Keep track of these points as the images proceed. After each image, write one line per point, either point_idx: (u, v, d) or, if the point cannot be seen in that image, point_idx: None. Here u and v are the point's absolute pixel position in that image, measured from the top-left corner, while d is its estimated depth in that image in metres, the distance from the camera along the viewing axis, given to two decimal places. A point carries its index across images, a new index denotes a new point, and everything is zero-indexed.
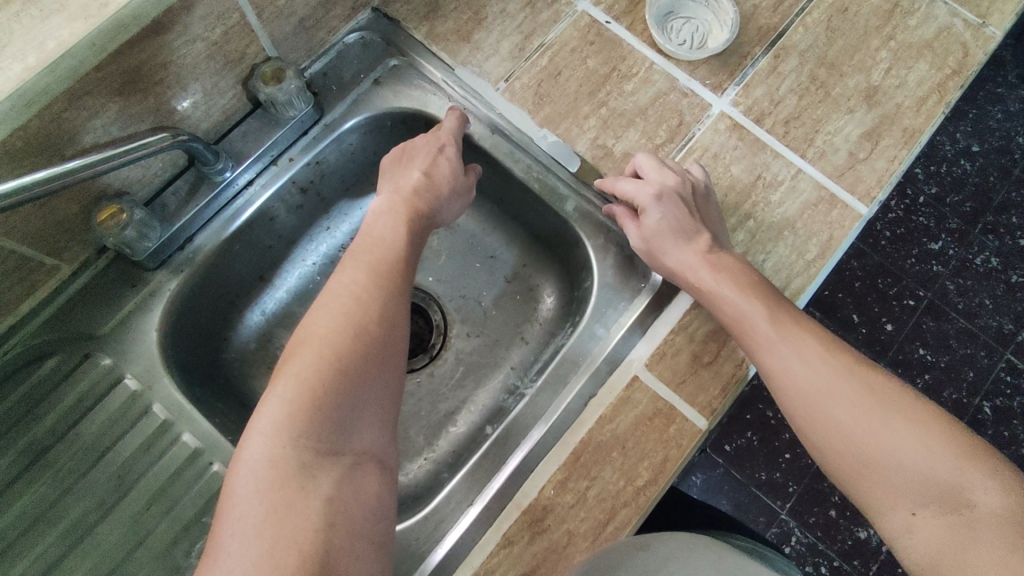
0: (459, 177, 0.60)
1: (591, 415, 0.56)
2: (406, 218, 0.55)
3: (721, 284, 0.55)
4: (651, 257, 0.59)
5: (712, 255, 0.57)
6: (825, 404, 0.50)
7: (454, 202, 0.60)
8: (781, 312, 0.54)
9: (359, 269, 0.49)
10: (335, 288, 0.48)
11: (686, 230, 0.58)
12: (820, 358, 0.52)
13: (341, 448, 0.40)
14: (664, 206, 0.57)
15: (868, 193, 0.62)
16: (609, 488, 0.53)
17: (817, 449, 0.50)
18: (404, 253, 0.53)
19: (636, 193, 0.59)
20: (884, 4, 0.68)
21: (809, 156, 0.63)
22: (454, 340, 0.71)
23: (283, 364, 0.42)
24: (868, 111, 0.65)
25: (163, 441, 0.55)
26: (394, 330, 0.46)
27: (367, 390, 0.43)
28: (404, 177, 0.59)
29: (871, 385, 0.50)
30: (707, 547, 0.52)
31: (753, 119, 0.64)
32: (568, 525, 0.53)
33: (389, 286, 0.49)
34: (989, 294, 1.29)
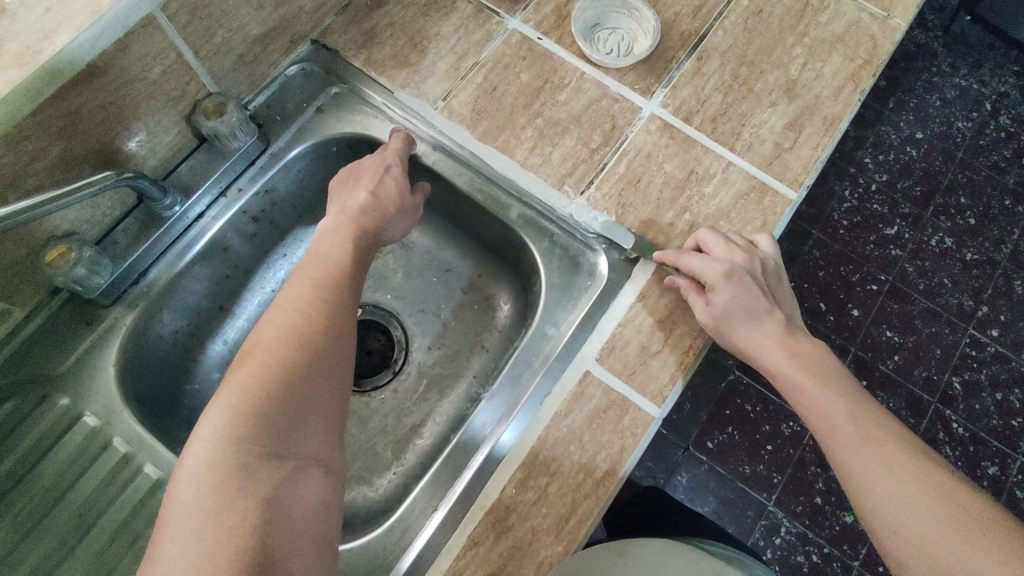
0: (406, 197, 0.62)
1: (546, 413, 0.57)
2: (352, 236, 0.56)
3: (795, 369, 0.55)
4: (718, 334, 0.58)
5: (781, 337, 0.57)
6: (904, 513, 0.46)
7: (400, 220, 0.61)
8: (864, 415, 0.52)
9: (305, 285, 0.50)
10: (285, 301, 0.48)
11: (758, 311, 0.57)
12: (905, 468, 0.48)
13: (283, 453, 0.41)
14: (733, 283, 0.57)
15: (796, 180, 0.65)
16: (569, 481, 0.55)
17: (887, 549, 0.47)
18: (350, 268, 0.54)
19: (704, 270, 0.58)
20: (796, 5, 0.72)
21: (737, 149, 0.66)
22: (416, 353, 0.72)
23: (230, 373, 0.43)
24: (790, 104, 0.68)
25: (125, 473, 0.56)
26: (338, 341, 0.47)
27: (312, 398, 0.44)
28: (352, 196, 0.60)
29: (965, 506, 0.45)
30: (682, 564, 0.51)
31: (682, 118, 0.67)
32: (531, 522, 0.54)
33: (333, 297, 0.50)
34: (947, 273, 1.33)
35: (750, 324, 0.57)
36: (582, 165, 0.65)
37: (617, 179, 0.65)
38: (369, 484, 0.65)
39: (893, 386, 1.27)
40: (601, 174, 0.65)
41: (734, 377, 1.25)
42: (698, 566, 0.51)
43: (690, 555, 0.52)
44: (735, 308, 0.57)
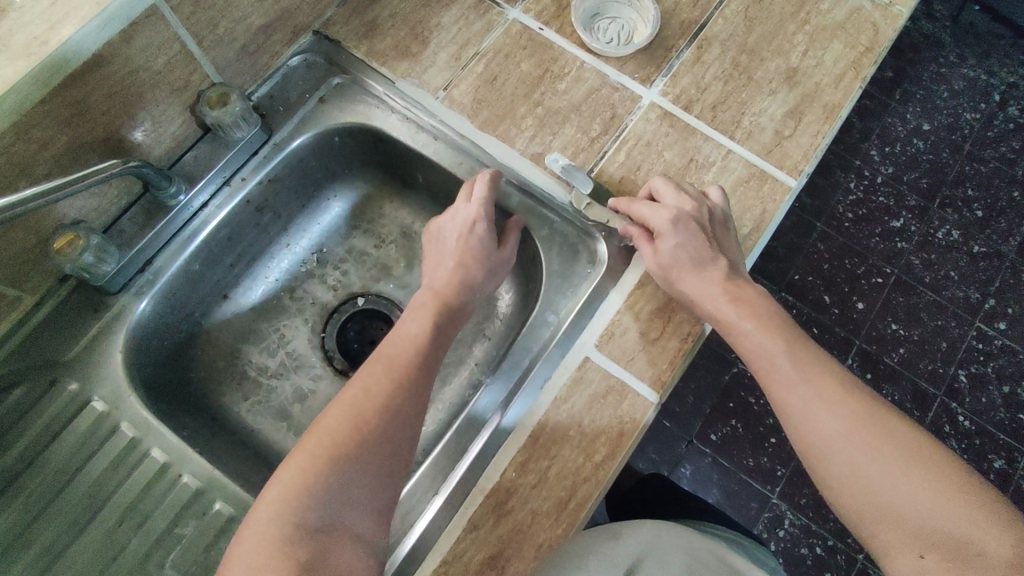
0: (493, 255, 0.63)
1: (546, 398, 0.58)
2: (434, 312, 0.59)
3: (738, 318, 0.56)
4: (662, 280, 0.59)
5: (732, 285, 0.58)
6: (842, 445, 0.48)
7: (489, 280, 0.63)
8: (803, 354, 0.54)
9: (376, 361, 0.55)
10: (357, 379, 0.53)
11: (706, 256, 0.58)
12: (840, 400, 0.50)
13: (327, 527, 0.45)
14: (678, 232, 0.58)
15: (796, 167, 0.66)
16: (569, 465, 0.55)
17: (829, 486, 0.49)
18: (423, 348, 0.56)
19: (652, 218, 0.59)
20: None
21: (737, 137, 0.67)
22: None
23: (295, 447, 0.49)
24: (790, 93, 0.68)
25: (133, 457, 0.57)
26: (397, 422, 0.51)
27: (361, 476, 0.48)
28: (437, 266, 0.62)
29: (892, 431, 0.48)
30: (677, 543, 0.52)
31: (682, 106, 0.68)
32: (530, 505, 0.54)
33: (397, 375, 0.53)
34: (953, 266, 1.32)
35: (698, 269, 0.58)
36: (582, 153, 0.66)
37: (617, 167, 0.65)
38: None
39: (898, 378, 1.26)
40: (599, 162, 0.66)
41: (738, 369, 1.25)
42: (691, 546, 0.53)
43: (678, 533, 0.54)
44: (681, 254, 0.58)
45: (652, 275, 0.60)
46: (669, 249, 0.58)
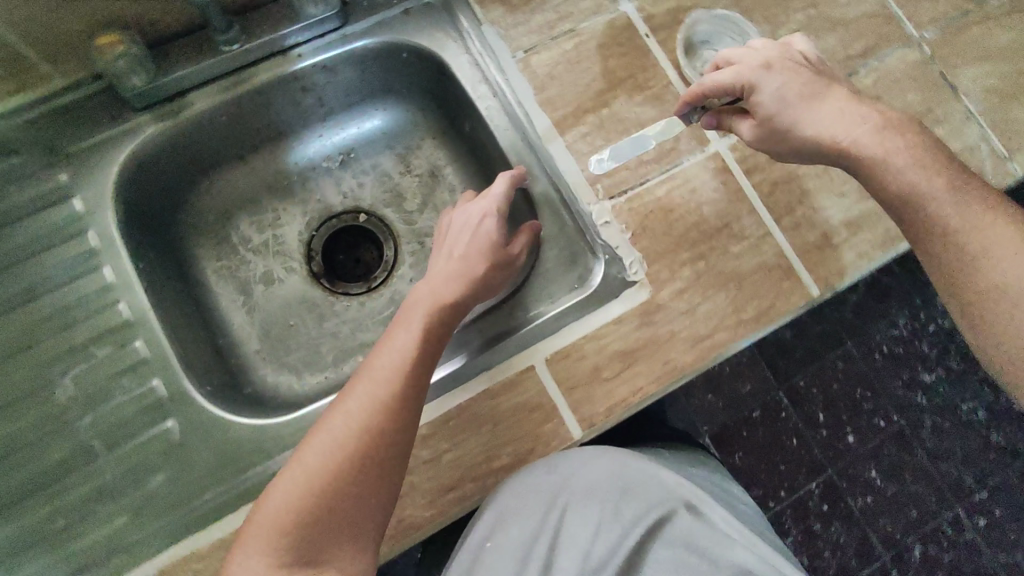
0: (499, 248, 0.59)
1: (476, 386, 0.56)
2: (421, 318, 0.53)
3: (891, 150, 0.52)
4: (779, 137, 0.56)
5: (853, 115, 0.54)
6: (958, 231, 0.51)
7: (495, 274, 0.59)
8: (891, 129, 0.53)
9: (358, 383, 0.50)
10: (341, 407, 0.49)
11: (809, 96, 0.54)
12: (912, 158, 0.52)
13: (308, 560, 0.45)
14: (775, 77, 0.55)
15: (825, 279, 0.62)
16: (465, 458, 0.55)
17: (975, 306, 0.50)
18: (412, 361, 0.51)
19: (739, 76, 0.56)
20: (918, 108, 0.67)
21: (784, 223, 0.62)
22: (396, 279, 0.72)
23: (274, 480, 0.48)
24: (860, 203, 0.63)
25: (85, 266, 0.58)
26: (379, 447, 0.47)
27: (342, 509, 0.46)
28: (446, 271, 0.57)
29: (952, 176, 0.52)
30: (605, 468, 0.61)
31: (745, 169, 0.63)
32: (412, 477, 0.54)
33: (377, 399, 0.49)
34: (963, 444, 1.13)
35: (806, 120, 0.54)
36: (624, 171, 0.62)
37: (652, 199, 0.62)
38: (299, 375, 0.68)
39: (852, 523, 1.11)
40: (639, 187, 0.62)
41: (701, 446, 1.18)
42: (620, 471, 0.61)
43: (613, 457, 0.61)
44: (779, 103, 0.55)
45: (766, 145, 0.57)
46: (766, 102, 0.55)
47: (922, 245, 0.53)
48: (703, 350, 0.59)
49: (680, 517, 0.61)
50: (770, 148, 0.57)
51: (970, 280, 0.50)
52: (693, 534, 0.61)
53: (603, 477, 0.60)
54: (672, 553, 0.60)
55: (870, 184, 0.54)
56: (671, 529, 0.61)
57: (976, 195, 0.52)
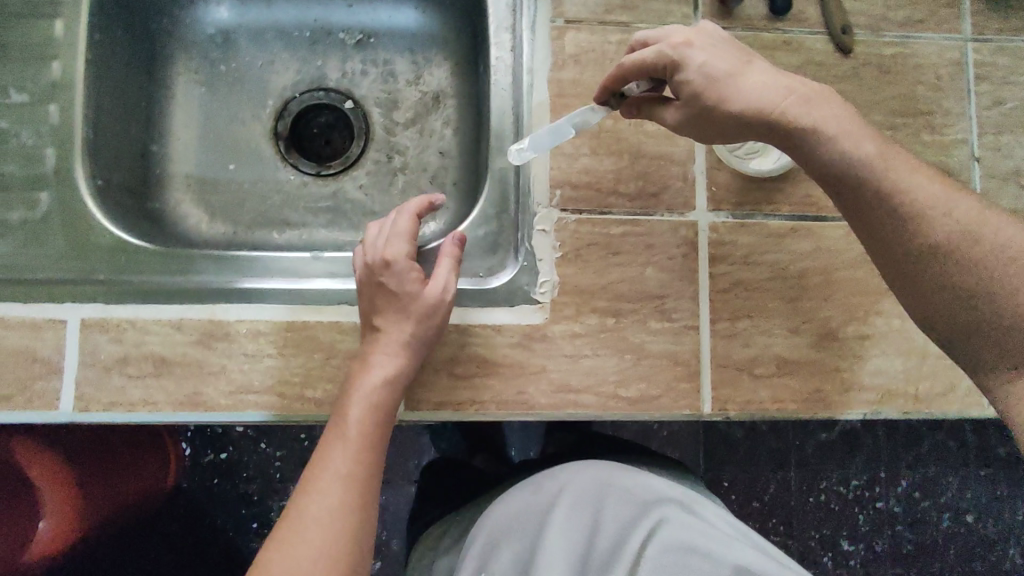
0: (423, 293, 0.53)
1: (330, 314, 0.55)
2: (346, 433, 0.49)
3: (826, 113, 0.44)
4: (715, 121, 0.46)
5: (780, 87, 0.45)
6: (913, 198, 0.44)
7: (420, 323, 0.52)
8: (820, 105, 0.44)
9: (298, 504, 0.48)
10: (282, 542, 0.46)
11: (734, 68, 0.46)
12: (852, 132, 0.44)
13: None
14: (698, 50, 0.46)
15: (722, 403, 0.57)
16: (282, 372, 0.54)
17: (958, 309, 0.44)
18: (352, 475, 0.49)
19: (656, 51, 0.48)
20: None
21: (718, 326, 0.57)
22: (349, 179, 0.70)
23: None
24: (805, 350, 0.57)
25: (43, 9, 0.58)
26: (334, 558, 0.46)
27: None
28: (386, 360, 0.51)
29: (891, 150, 0.44)
30: (597, 469, 0.65)
31: (712, 254, 0.57)
32: (227, 362, 0.54)
33: (318, 519, 0.47)
34: None
35: (744, 94, 0.45)
36: (593, 192, 0.57)
37: (601, 233, 0.57)
38: (212, 217, 0.67)
39: None
40: (596, 215, 0.57)
41: None
42: (613, 479, 0.64)
43: (605, 469, 0.65)
44: (703, 77, 0.46)
45: (702, 132, 0.48)
46: (693, 77, 0.46)
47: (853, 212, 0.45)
48: (561, 402, 0.55)
49: (676, 513, 0.60)
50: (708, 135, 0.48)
51: (920, 265, 0.44)
52: (687, 532, 0.58)
53: (594, 483, 0.64)
54: (671, 556, 0.56)
55: (833, 179, 0.45)
56: (665, 527, 0.58)
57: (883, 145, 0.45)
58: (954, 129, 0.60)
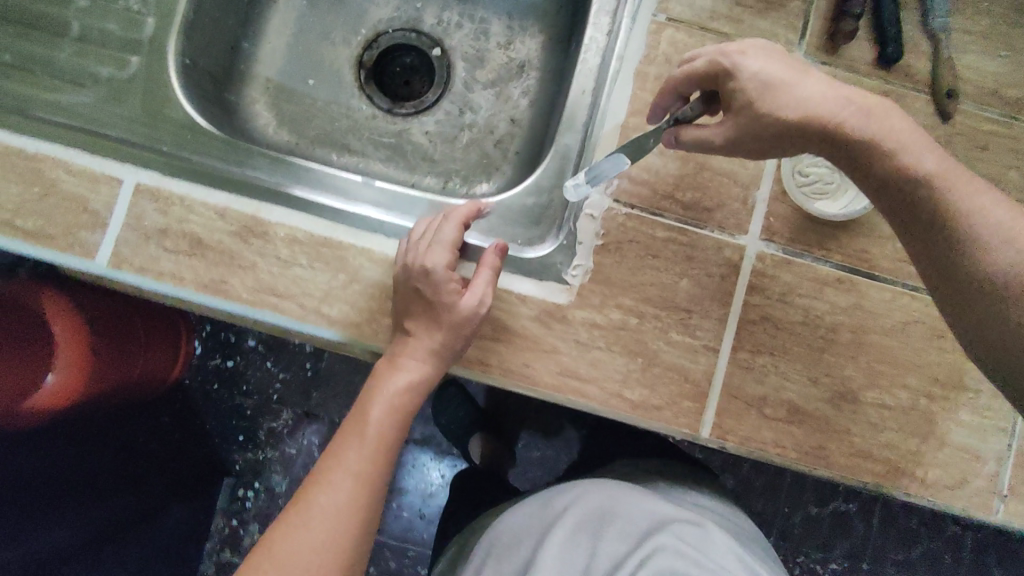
0: (460, 307, 0.53)
1: (363, 241, 0.56)
2: (372, 427, 0.54)
3: (888, 124, 0.43)
4: (769, 131, 0.46)
5: (838, 95, 0.44)
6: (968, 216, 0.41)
7: (453, 337, 0.53)
8: (879, 115, 0.43)
9: (321, 490, 0.52)
10: (302, 523, 0.50)
11: (787, 77, 0.45)
12: (910, 146, 0.43)
13: None
14: (751, 56, 0.46)
15: (721, 432, 0.56)
16: (305, 283, 0.55)
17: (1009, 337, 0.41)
18: (372, 470, 0.53)
19: (705, 58, 0.48)
20: (965, 380, 0.57)
21: (736, 355, 0.56)
22: (417, 122, 0.72)
23: None
24: (820, 405, 0.56)
25: None
26: (347, 541, 0.51)
27: None
28: (412, 368, 0.54)
29: (951, 168, 0.42)
30: (597, 488, 0.67)
31: (750, 282, 0.56)
32: (257, 259, 0.55)
33: (327, 509, 0.51)
34: None
35: (795, 103, 0.44)
36: (649, 191, 0.57)
37: (645, 233, 0.56)
38: (280, 125, 0.69)
39: None
40: (647, 214, 0.56)
41: None
42: (617, 501, 0.65)
43: (608, 490, 0.67)
44: (755, 86, 0.45)
45: (749, 146, 0.48)
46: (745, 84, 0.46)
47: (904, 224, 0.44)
48: (562, 385, 0.55)
49: (671, 540, 0.59)
50: (755, 150, 0.48)
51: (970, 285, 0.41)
52: (676, 560, 0.57)
53: (596, 503, 0.66)
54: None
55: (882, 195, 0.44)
56: (656, 554, 0.57)
57: (949, 164, 0.43)
58: None
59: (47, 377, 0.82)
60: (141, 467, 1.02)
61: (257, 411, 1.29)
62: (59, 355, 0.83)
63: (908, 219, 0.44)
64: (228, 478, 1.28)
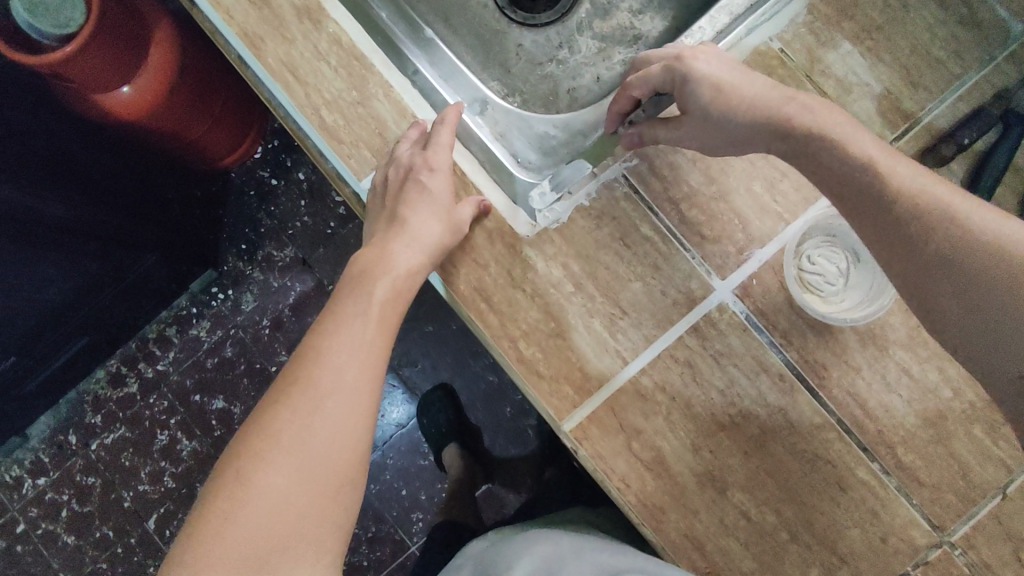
0: (452, 208, 0.54)
1: (392, 76, 0.56)
2: (379, 297, 0.54)
3: (828, 120, 0.45)
4: (725, 129, 0.49)
5: (785, 95, 0.47)
6: (923, 198, 0.41)
7: (434, 220, 0.53)
8: (827, 116, 0.45)
9: (329, 360, 0.50)
10: (306, 390, 0.49)
11: (731, 77, 0.49)
12: (863, 140, 0.44)
13: (301, 543, 0.45)
14: (706, 60, 0.50)
15: (582, 435, 0.53)
16: (321, 79, 0.55)
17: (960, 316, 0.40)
18: (377, 346, 0.52)
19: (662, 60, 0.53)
20: (837, 544, 0.53)
21: (641, 380, 0.54)
22: (517, 31, 0.71)
23: (249, 473, 0.46)
24: (685, 471, 0.53)
25: None
26: (347, 408, 0.49)
27: (318, 473, 0.47)
28: (408, 254, 0.54)
29: (896, 155, 0.43)
30: (533, 548, 0.62)
31: (697, 325, 0.54)
32: (297, 34, 0.56)
33: (335, 390, 0.49)
34: None
35: (741, 103, 0.48)
36: (660, 187, 0.55)
37: (632, 221, 0.54)
38: None
39: None
40: (645, 207, 0.55)
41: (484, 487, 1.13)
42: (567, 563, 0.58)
43: (552, 550, 0.61)
44: (709, 87, 0.49)
45: (714, 139, 0.50)
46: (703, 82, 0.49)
47: (881, 220, 0.42)
48: (473, 301, 0.55)
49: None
50: (719, 146, 0.51)
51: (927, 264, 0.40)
52: None
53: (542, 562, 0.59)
54: None
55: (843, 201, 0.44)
56: None
57: (891, 150, 0.44)
58: (1009, 453, 0.52)
59: (123, 89, 0.82)
60: (147, 208, 0.96)
61: (269, 231, 1.22)
62: (141, 74, 0.84)
63: (862, 220, 0.43)
64: (211, 270, 1.22)
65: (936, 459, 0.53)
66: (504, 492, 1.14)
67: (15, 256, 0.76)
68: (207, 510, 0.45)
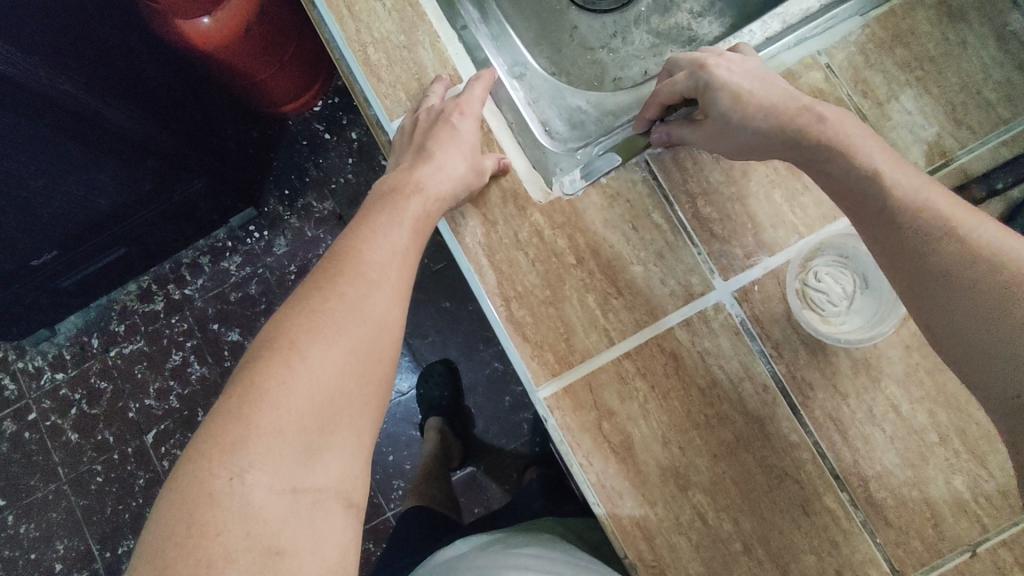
0: (477, 155, 0.57)
1: (442, 30, 0.59)
2: (421, 218, 0.54)
3: (843, 132, 0.46)
4: (742, 134, 0.50)
5: (803, 104, 0.48)
6: (918, 211, 0.41)
7: (460, 162, 0.55)
8: (845, 130, 0.46)
9: (371, 262, 0.50)
10: (352, 283, 0.48)
11: (751, 83, 0.50)
12: (877, 153, 0.45)
13: (337, 430, 0.42)
14: (730, 67, 0.51)
15: (555, 404, 0.54)
16: (376, 20, 0.58)
17: (947, 332, 0.40)
18: (408, 261, 0.53)
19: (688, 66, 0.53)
20: (791, 567, 0.51)
21: (625, 362, 0.54)
22: (575, 14, 0.73)
23: (297, 344, 0.43)
24: (651, 461, 0.53)
25: None
26: (388, 308, 0.48)
27: (360, 359, 0.45)
28: (439, 178, 0.54)
29: (909, 170, 0.44)
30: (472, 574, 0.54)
31: (690, 320, 0.54)
32: None
33: (378, 287, 0.49)
34: None
35: (756, 110, 0.49)
36: (678, 179, 0.55)
37: (645, 206, 0.55)
38: None
39: None
40: (661, 195, 0.55)
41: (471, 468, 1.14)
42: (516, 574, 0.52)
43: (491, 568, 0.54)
44: (727, 92, 0.50)
45: (734, 142, 0.51)
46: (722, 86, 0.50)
47: (879, 232, 0.43)
48: (475, 253, 0.56)
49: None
50: (738, 151, 0.52)
51: (917, 277, 0.41)
52: None
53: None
54: None
55: (851, 212, 0.45)
56: None
57: (906, 166, 0.44)
58: (988, 511, 0.50)
59: (204, 19, 0.84)
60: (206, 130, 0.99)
61: (312, 182, 1.25)
62: (225, 7, 0.85)
63: (867, 231, 0.44)
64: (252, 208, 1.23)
65: (910, 502, 0.51)
66: (488, 482, 1.14)
67: (74, 153, 0.79)
68: (258, 373, 0.41)
